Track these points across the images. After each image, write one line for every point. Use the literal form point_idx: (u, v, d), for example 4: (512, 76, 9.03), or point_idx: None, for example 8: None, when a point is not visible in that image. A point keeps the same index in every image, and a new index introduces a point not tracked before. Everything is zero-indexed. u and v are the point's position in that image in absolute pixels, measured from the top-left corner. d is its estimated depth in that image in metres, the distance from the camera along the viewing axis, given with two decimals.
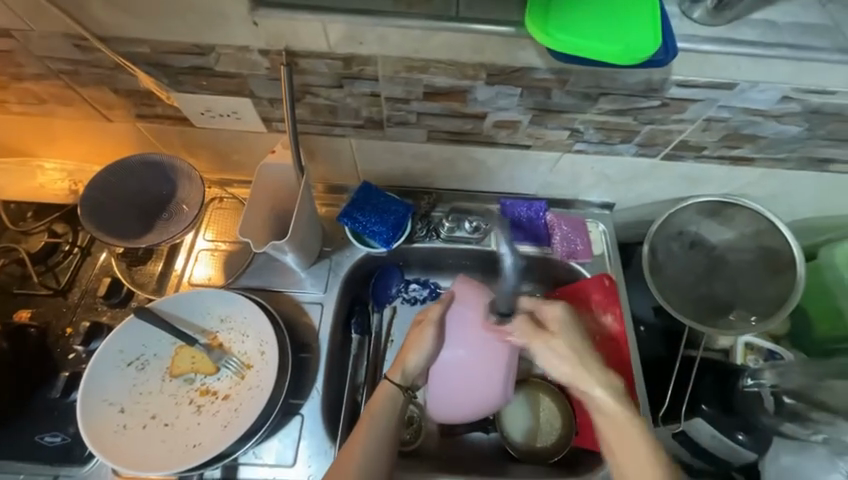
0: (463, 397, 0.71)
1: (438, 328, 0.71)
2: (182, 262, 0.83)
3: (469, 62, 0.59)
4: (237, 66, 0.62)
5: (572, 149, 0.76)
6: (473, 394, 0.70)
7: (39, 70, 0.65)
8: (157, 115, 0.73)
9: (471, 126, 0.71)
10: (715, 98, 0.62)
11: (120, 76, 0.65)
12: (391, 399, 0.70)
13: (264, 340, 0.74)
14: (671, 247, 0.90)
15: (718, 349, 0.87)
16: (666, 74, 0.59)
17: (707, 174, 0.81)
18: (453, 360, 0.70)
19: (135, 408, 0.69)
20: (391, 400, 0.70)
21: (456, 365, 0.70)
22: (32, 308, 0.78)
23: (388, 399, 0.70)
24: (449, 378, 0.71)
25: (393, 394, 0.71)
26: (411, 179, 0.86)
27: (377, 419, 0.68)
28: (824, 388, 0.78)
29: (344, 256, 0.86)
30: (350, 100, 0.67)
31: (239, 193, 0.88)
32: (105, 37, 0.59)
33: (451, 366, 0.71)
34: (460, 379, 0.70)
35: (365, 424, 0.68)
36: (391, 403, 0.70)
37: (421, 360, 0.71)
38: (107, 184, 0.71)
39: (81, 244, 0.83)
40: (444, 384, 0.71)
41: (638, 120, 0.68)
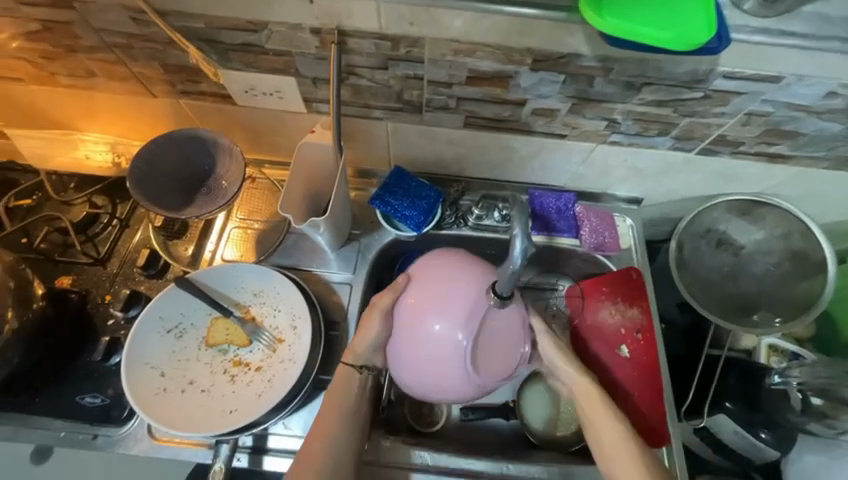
0: (431, 375, 0.67)
1: (386, 317, 0.70)
2: (216, 239, 0.85)
3: (516, 47, 0.60)
4: (286, 44, 0.63)
5: (607, 140, 0.76)
6: (440, 373, 0.66)
7: (94, 43, 0.67)
8: (201, 92, 0.75)
9: (509, 113, 0.72)
10: (760, 91, 0.62)
11: (171, 51, 0.67)
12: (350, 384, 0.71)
13: (296, 315, 0.76)
14: (699, 245, 0.89)
15: (741, 349, 0.89)
16: (713, 65, 0.59)
17: (740, 171, 0.81)
18: (434, 339, 0.65)
19: (173, 373, 0.71)
20: (346, 382, 0.70)
21: (437, 342, 0.65)
22: (73, 275, 0.81)
23: (343, 385, 0.70)
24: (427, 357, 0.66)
25: (349, 376, 0.70)
26: (442, 166, 0.88)
27: (338, 405, 0.69)
28: None
29: (372, 239, 0.87)
30: (393, 82, 0.68)
31: (273, 174, 0.90)
32: (162, 11, 0.60)
33: (430, 346, 0.65)
34: (440, 360, 0.65)
35: (327, 411, 0.68)
36: (350, 389, 0.71)
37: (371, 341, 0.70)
38: (151, 156, 0.73)
39: (121, 216, 0.85)
40: (422, 362, 0.66)
41: (678, 112, 0.68)
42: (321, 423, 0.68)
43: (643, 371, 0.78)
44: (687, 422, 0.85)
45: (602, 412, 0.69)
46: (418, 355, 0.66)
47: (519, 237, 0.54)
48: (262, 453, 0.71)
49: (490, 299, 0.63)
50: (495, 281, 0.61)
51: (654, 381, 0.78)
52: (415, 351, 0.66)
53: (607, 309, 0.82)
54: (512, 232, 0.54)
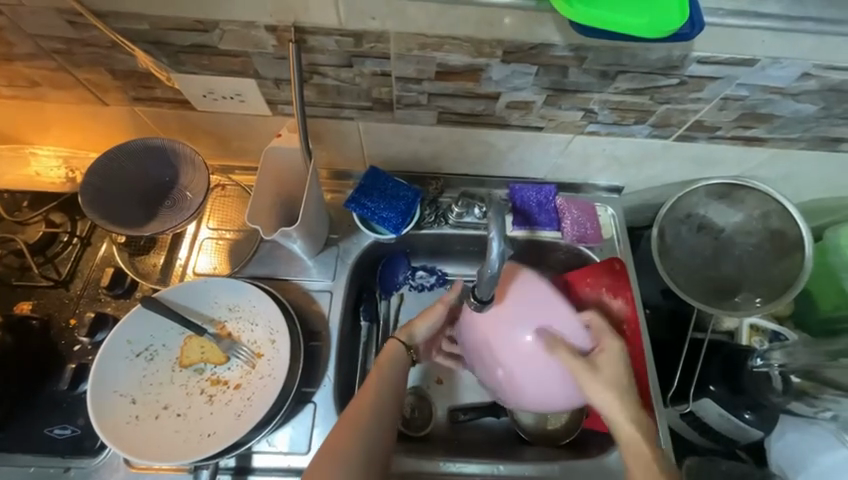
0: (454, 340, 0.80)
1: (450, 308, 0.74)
2: (186, 252, 0.81)
3: (486, 39, 0.57)
4: (241, 44, 0.59)
5: (584, 130, 0.74)
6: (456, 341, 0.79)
7: (31, 50, 0.62)
8: (156, 98, 0.70)
9: (483, 107, 0.69)
10: (734, 76, 0.61)
11: (117, 55, 0.62)
12: (400, 352, 0.71)
13: (274, 328, 0.73)
14: (680, 230, 0.89)
15: (723, 331, 0.89)
16: (687, 50, 0.58)
17: (718, 155, 0.80)
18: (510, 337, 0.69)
19: (146, 398, 0.68)
20: (392, 353, 0.71)
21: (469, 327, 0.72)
22: (33, 300, 0.76)
23: (395, 353, 0.71)
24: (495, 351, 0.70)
25: (396, 350, 0.71)
26: (419, 164, 0.85)
27: (385, 370, 0.69)
28: None
29: (351, 243, 0.84)
30: (360, 80, 0.65)
31: (243, 180, 0.85)
32: (102, 12, 0.56)
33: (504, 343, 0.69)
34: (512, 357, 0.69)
35: (376, 375, 0.68)
36: (400, 361, 0.71)
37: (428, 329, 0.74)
38: (106, 171, 0.69)
39: (81, 234, 0.80)
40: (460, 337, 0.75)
41: (655, 100, 0.66)
42: (363, 390, 0.66)
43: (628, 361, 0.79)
44: (672, 408, 0.87)
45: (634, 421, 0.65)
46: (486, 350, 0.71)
47: (495, 239, 0.53)
48: (247, 473, 0.69)
49: (471, 304, 0.63)
50: (475, 285, 0.61)
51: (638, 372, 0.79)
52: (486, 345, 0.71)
53: (594, 300, 0.82)
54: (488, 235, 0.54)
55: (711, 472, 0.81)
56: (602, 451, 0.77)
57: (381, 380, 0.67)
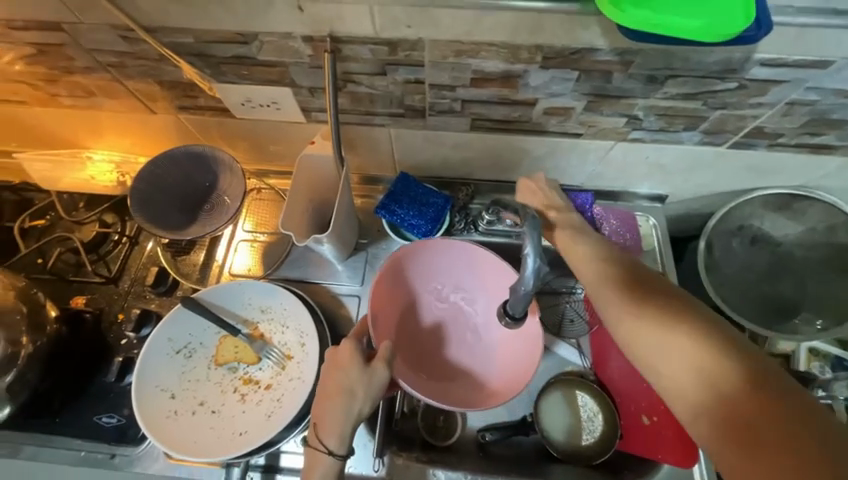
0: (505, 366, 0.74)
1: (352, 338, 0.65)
2: (224, 253, 0.84)
3: (524, 45, 0.54)
4: (278, 54, 0.60)
5: (627, 137, 0.70)
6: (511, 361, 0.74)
7: (88, 63, 0.66)
8: (198, 106, 0.73)
9: (519, 114, 0.67)
10: (804, 79, 0.55)
11: (164, 67, 0.65)
12: (331, 457, 0.59)
13: (304, 332, 0.75)
14: (731, 244, 0.83)
15: (778, 354, 0.82)
16: (749, 52, 0.53)
17: (778, 164, 0.73)
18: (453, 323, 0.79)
19: (183, 395, 0.71)
20: (320, 458, 0.59)
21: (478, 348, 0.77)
22: (87, 295, 0.81)
23: (335, 423, 0.59)
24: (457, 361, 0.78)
25: (330, 457, 0.59)
26: (450, 170, 0.83)
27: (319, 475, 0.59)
28: None
29: (380, 248, 0.85)
30: (393, 87, 0.64)
31: (278, 185, 0.87)
32: (151, 27, 0.58)
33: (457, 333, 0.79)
34: (477, 353, 0.77)
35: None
36: (341, 432, 0.60)
37: (345, 408, 0.60)
38: (153, 177, 0.72)
39: (129, 234, 0.85)
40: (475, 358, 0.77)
41: (708, 105, 0.61)
42: None
43: None
44: None
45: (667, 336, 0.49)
46: (406, 330, 0.78)
47: (531, 255, 0.51)
48: (275, 472, 0.70)
49: (504, 322, 0.64)
50: (508, 300, 0.60)
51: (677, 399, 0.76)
52: (407, 315, 0.78)
53: None
54: (524, 253, 0.52)
55: None
56: None
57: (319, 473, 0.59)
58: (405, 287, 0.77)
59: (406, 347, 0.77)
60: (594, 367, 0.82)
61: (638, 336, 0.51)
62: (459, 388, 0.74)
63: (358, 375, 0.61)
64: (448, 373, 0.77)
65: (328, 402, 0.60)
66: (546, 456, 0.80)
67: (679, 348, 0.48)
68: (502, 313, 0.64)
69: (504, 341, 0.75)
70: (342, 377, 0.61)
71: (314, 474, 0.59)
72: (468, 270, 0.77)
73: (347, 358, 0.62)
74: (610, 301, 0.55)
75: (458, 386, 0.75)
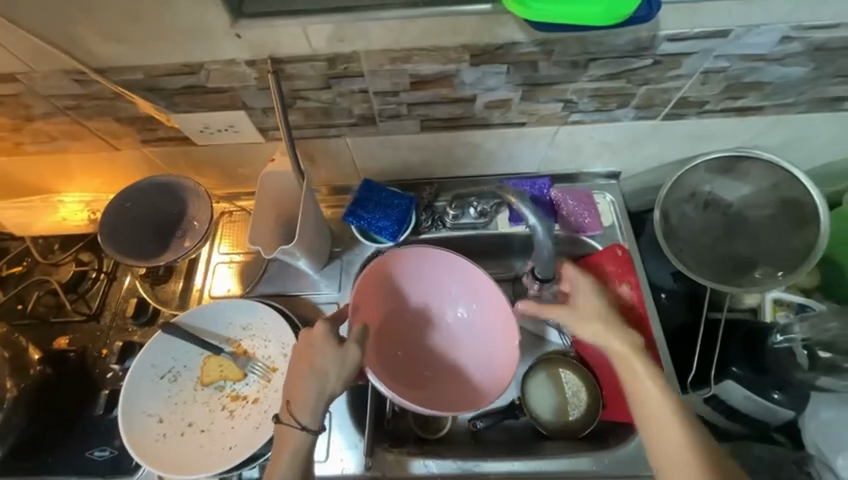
0: (483, 363, 0.79)
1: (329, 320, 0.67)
2: (201, 277, 0.86)
3: (452, 45, 0.59)
4: (227, 80, 0.63)
5: (568, 120, 0.74)
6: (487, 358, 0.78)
7: (48, 109, 0.69)
8: (160, 138, 0.76)
9: (463, 111, 0.71)
10: (710, 49, 0.61)
11: (120, 104, 0.68)
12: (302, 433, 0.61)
13: (286, 342, 0.77)
14: (685, 210, 0.87)
15: (745, 308, 0.85)
16: (654, 30, 0.58)
17: (712, 129, 0.78)
18: (435, 323, 0.82)
19: (172, 418, 0.72)
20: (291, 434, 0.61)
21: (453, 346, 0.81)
22: (69, 335, 0.82)
23: (307, 401, 0.61)
24: (435, 362, 0.81)
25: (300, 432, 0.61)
26: (412, 172, 0.87)
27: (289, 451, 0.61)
28: None
29: (354, 254, 0.87)
30: (340, 99, 0.68)
31: (247, 206, 0.90)
32: (102, 68, 0.62)
33: (434, 336, 0.82)
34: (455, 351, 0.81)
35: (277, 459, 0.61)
36: (313, 408, 0.62)
37: (316, 385, 0.62)
38: (121, 210, 0.75)
39: (107, 269, 0.86)
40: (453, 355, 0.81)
41: (632, 82, 0.66)
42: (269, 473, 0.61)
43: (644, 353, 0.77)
44: (695, 393, 0.83)
45: (671, 413, 0.60)
46: (390, 332, 0.81)
47: (536, 223, 0.70)
48: None
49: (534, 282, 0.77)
50: (534, 265, 0.75)
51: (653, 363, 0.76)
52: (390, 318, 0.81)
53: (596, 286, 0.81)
54: (530, 223, 0.71)
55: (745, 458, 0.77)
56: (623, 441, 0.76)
57: (289, 450, 0.61)
58: (387, 290, 0.80)
59: (389, 345, 0.80)
60: (574, 344, 0.86)
61: (645, 402, 0.61)
62: (442, 390, 0.78)
63: (333, 354, 0.63)
64: (434, 374, 0.80)
65: (303, 382, 0.62)
66: (536, 435, 0.82)
67: (669, 419, 0.59)
68: (532, 276, 0.77)
69: (478, 339, 0.80)
70: (316, 357, 0.63)
71: (284, 450, 0.61)
72: (439, 273, 0.79)
73: (320, 337, 0.64)
74: (635, 382, 0.63)
75: (442, 387, 0.79)
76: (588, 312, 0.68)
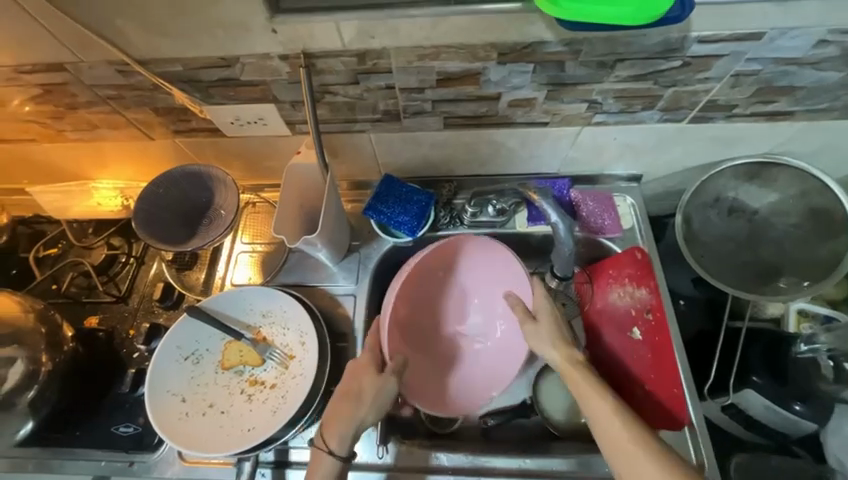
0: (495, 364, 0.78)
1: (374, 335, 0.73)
2: (224, 265, 0.89)
3: (480, 44, 0.60)
4: (259, 74, 0.66)
5: (592, 121, 0.74)
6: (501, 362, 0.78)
7: (90, 98, 0.73)
8: (192, 129, 0.79)
9: (486, 109, 0.71)
10: (742, 51, 0.60)
11: (157, 95, 0.71)
12: (334, 458, 0.64)
13: (304, 331, 0.78)
14: (709, 216, 0.85)
15: (767, 318, 0.83)
16: (685, 31, 0.57)
17: (740, 133, 0.77)
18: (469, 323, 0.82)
19: (194, 398, 0.75)
20: (322, 457, 0.64)
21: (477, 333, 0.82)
22: (99, 315, 0.86)
23: (343, 425, 0.65)
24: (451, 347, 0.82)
25: (332, 459, 0.64)
26: (432, 169, 0.88)
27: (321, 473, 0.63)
28: None
29: (372, 249, 0.89)
30: (367, 95, 0.69)
31: (271, 197, 0.93)
32: (143, 60, 0.65)
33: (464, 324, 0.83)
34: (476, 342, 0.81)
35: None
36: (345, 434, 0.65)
37: (356, 406, 0.65)
38: (154, 195, 0.78)
39: (136, 254, 0.90)
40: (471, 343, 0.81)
41: (659, 84, 0.66)
42: None
43: (660, 361, 0.75)
44: (713, 401, 0.81)
45: (639, 449, 0.58)
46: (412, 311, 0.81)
47: (559, 222, 0.72)
48: (285, 467, 0.73)
49: (552, 281, 0.82)
50: (554, 264, 0.79)
51: (669, 368, 0.75)
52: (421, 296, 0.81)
53: (612, 289, 0.81)
54: (552, 220, 0.72)
55: (763, 470, 0.75)
56: None
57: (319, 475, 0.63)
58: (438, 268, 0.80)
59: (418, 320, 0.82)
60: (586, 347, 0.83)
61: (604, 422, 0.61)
62: (429, 381, 0.77)
63: (373, 378, 0.67)
64: (431, 361, 0.80)
65: (343, 400, 0.66)
66: (548, 434, 0.82)
67: (631, 436, 0.59)
68: (552, 275, 0.82)
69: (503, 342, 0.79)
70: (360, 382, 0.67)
71: (315, 474, 0.64)
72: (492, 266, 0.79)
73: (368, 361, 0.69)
74: (597, 409, 0.62)
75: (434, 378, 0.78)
76: (542, 327, 0.70)
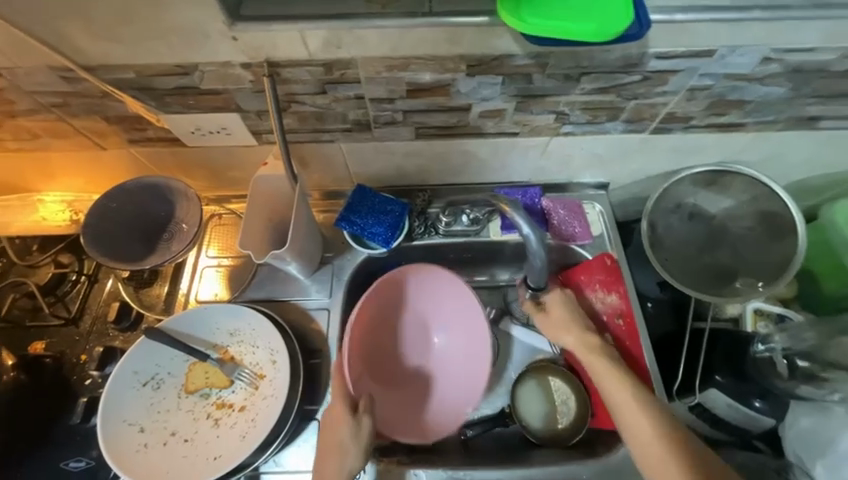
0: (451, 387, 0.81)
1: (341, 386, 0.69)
2: (188, 280, 0.84)
3: (448, 55, 0.60)
4: (220, 82, 0.63)
5: (560, 132, 0.76)
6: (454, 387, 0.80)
7: (31, 106, 0.67)
8: (149, 139, 0.74)
9: (457, 119, 0.71)
10: (696, 67, 0.63)
11: (108, 103, 0.67)
12: None
13: (274, 349, 0.75)
14: (671, 221, 0.89)
15: (727, 318, 0.87)
16: (644, 47, 0.59)
17: (697, 144, 0.81)
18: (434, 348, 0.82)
19: (154, 426, 0.70)
20: None
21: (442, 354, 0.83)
22: (46, 339, 0.79)
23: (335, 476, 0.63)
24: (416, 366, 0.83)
25: None
26: (405, 178, 0.87)
27: None
28: (833, 345, 0.75)
29: (345, 260, 0.87)
30: (336, 105, 0.68)
31: (238, 208, 0.89)
32: (90, 66, 0.60)
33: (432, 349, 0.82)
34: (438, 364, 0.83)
35: None
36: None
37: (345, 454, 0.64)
38: (107, 210, 0.73)
39: (88, 271, 0.84)
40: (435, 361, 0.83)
41: (622, 97, 0.68)
42: None
43: (628, 366, 0.78)
44: (681, 402, 0.85)
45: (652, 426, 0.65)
46: (376, 330, 0.84)
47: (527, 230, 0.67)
48: None
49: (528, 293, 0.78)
50: (527, 275, 0.76)
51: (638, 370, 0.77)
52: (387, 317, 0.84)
53: (584, 296, 0.83)
54: (523, 232, 0.68)
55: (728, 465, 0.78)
56: (610, 449, 0.77)
57: None
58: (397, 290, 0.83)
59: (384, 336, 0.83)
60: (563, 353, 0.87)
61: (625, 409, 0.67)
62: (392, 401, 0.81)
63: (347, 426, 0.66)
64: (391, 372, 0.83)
65: (329, 450, 0.65)
66: (526, 441, 0.82)
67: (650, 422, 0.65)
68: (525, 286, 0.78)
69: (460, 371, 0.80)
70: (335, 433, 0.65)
71: None
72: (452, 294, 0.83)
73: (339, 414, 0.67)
74: (618, 396, 0.69)
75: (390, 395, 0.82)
76: (560, 321, 0.77)
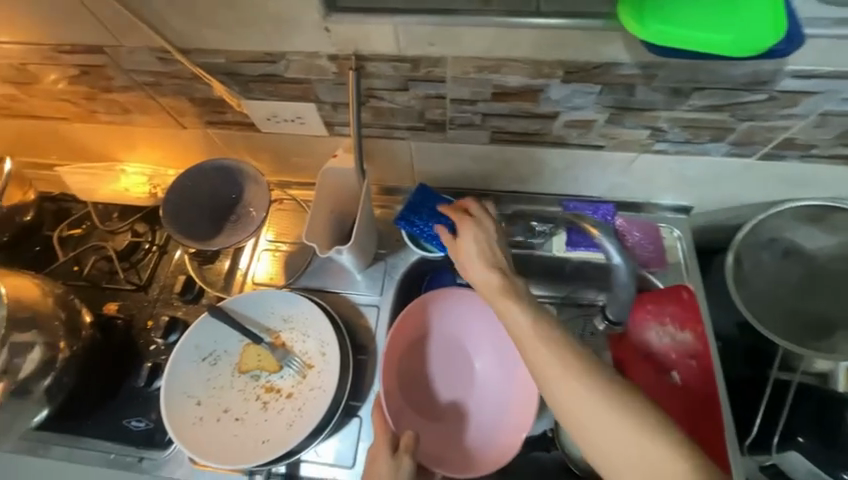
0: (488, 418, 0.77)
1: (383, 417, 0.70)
2: (246, 261, 0.86)
3: (547, 60, 0.56)
4: (304, 72, 0.62)
5: (650, 149, 0.69)
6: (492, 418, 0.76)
7: (126, 83, 0.70)
8: (226, 122, 0.76)
9: (539, 126, 0.66)
10: (836, 90, 0.55)
11: (196, 85, 0.68)
12: None
13: (325, 341, 0.76)
14: (760, 258, 0.79)
15: (814, 373, 0.77)
16: (780, 64, 0.53)
17: (811, 175, 0.71)
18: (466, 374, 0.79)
19: (209, 401, 0.73)
20: None
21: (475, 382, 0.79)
22: (118, 301, 0.84)
23: None
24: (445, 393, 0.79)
25: None
26: (468, 180, 0.82)
27: None
28: None
29: (399, 259, 0.85)
30: (414, 103, 0.65)
31: (299, 195, 0.88)
32: (186, 49, 0.62)
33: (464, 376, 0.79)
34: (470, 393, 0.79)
35: None
36: None
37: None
38: (184, 189, 0.76)
39: (159, 243, 0.88)
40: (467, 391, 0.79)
41: (735, 117, 0.61)
42: None
43: (697, 410, 0.71)
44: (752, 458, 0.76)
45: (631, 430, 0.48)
46: (412, 356, 0.80)
47: (616, 255, 0.73)
48: None
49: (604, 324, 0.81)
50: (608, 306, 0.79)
51: (709, 414, 0.71)
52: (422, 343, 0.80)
53: (657, 329, 0.74)
54: (611, 256, 0.73)
55: None
56: None
57: None
58: (432, 314, 0.80)
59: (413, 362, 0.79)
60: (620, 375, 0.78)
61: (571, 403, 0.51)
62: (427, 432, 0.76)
63: (386, 461, 0.65)
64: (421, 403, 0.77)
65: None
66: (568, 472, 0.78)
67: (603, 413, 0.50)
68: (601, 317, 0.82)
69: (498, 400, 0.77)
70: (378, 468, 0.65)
71: None
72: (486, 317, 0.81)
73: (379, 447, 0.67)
74: (569, 387, 0.51)
75: (430, 428, 0.77)
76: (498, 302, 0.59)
